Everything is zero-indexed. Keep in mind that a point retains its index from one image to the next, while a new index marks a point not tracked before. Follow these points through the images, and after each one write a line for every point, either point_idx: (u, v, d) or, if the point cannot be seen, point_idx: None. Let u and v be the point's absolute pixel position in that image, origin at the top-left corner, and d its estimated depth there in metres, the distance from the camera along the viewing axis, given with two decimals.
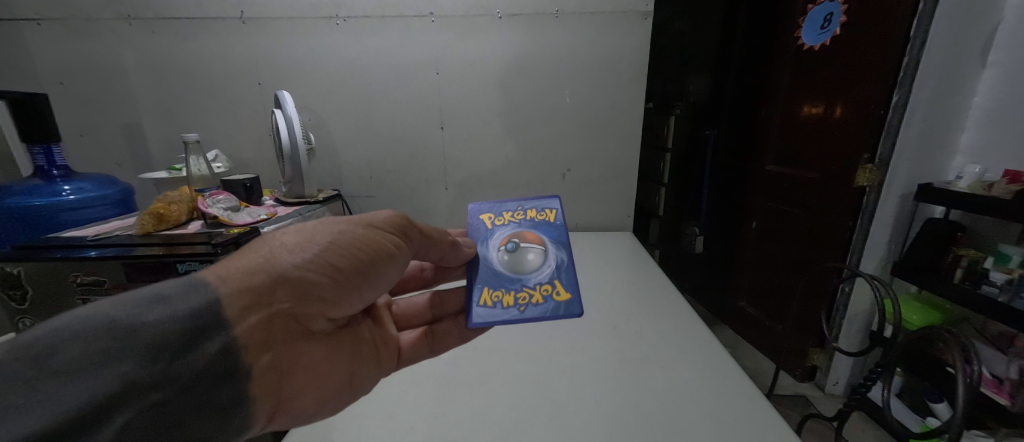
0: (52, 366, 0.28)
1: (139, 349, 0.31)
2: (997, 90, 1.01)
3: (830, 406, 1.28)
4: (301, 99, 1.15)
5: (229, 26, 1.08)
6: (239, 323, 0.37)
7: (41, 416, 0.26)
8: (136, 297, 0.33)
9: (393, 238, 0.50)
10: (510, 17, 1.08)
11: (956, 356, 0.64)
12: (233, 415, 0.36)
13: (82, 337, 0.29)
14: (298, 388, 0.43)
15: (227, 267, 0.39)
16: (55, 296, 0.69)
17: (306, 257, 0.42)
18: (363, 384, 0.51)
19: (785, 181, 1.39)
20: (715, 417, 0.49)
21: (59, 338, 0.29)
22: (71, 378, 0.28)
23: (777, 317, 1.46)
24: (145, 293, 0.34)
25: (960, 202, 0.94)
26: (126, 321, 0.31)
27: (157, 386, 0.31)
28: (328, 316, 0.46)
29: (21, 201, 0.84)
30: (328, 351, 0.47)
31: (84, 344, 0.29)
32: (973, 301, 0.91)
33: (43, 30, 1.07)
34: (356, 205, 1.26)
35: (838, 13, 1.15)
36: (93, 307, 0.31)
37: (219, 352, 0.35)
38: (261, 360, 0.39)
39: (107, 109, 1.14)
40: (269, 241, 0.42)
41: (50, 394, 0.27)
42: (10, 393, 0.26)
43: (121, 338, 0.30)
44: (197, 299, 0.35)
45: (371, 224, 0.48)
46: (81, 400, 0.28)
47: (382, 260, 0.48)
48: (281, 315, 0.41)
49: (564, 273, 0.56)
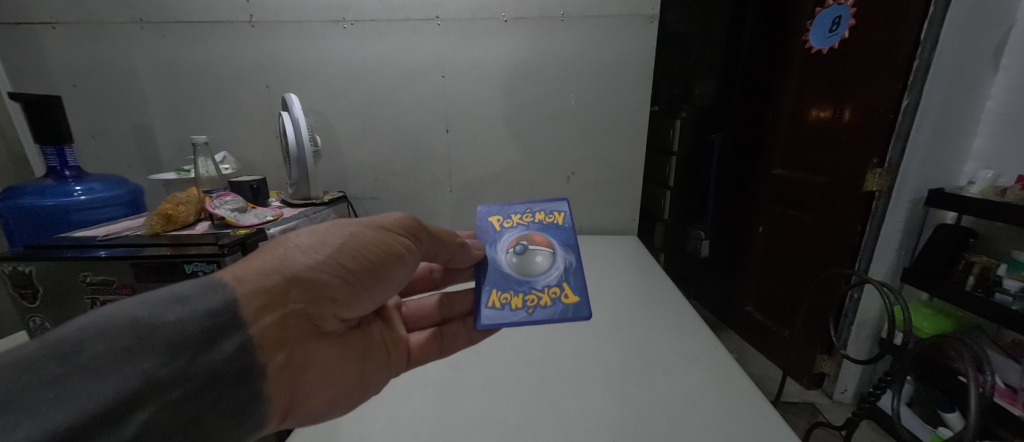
0: (79, 363, 0.28)
1: (161, 347, 0.31)
2: (1011, 94, 0.99)
3: (838, 414, 1.27)
4: (308, 102, 1.16)
5: (238, 29, 1.09)
6: (254, 322, 0.37)
7: (69, 412, 0.26)
8: (157, 297, 0.33)
9: (403, 240, 0.50)
10: (515, 20, 1.08)
11: (969, 365, 0.62)
12: (249, 414, 0.36)
13: (107, 335, 0.30)
14: (310, 387, 0.43)
15: (244, 267, 0.39)
16: (66, 296, 0.70)
17: (318, 258, 0.43)
18: (373, 384, 0.50)
19: (793, 185, 1.37)
20: (722, 426, 0.48)
21: (84, 336, 0.29)
22: (98, 375, 0.28)
23: (785, 324, 1.43)
24: (165, 292, 0.34)
25: (973, 208, 0.92)
26: (148, 320, 0.32)
27: (178, 383, 0.31)
28: (340, 317, 0.46)
29: (35, 201, 0.86)
30: (339, 351, 0.47)
31: (110, 343, 0.29)
32: (987, 309, 0.89)
33: (58, 34, 1.09)
34: (362, 207, 1.26)
35: (847, 16, 1.14)
36: (115, 306, 0.31)
37: (237, 350, 0.35)
38: (275, 359, 0.39)
39: (118, 111, 1.15)
40: (283, 242, 0.43)
41: (77, 390, 0.27)
42: (37, 390, 0.26)
43: (145, 336, 0.31)
44: (216, 299, 0.35)
45: (381, 226, 0.48)
46: (105, 396, 0.28)
47: (392, 261, 0.48)
48: (295, 316, 0.41)
49: (571, 276, 0.56)
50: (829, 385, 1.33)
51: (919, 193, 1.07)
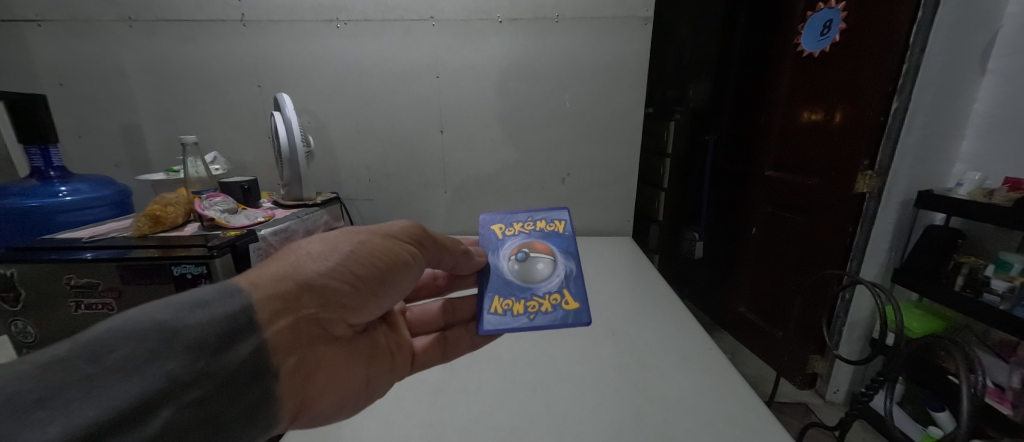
0: (106, 363, 0.28)
1: (185, 348, 0.30)
2: (996, 97, 1.01)
3: (830, 414, 1.27)
4: (300, 102, 1.14)
5: (229, 28, 1.08)
6: (268, 327, 0.36)
7: (97, 410, 0.26)
8: (178, 301, 0.33)
9: (409, 247, 0.49)
10: (510, 21, 1.08)
11: (960, 365, 0.63)
12: (261, 415, 0.35)
13: (132, 336, 0.29)
14: (319, 391, 0.42)
15: (257, 274, 0.39)
16: (48, 299, 0.68)
17: (330, 264, 0.42)
18: (379, 388, 0.50)
19: (784, 186, 1.38)
20: (715, 426, 0.48)
21: (112, 337, 0.29)
22: (123, 376, 0.28)
23: (777, 324, 1.45)
24: (185, 297, 0.33)
25: (962, 209, 0.94)
26: (171, 323, 0.31)
27: (199, 383, 0.30)
28: (349, 323, 0.45)
29: (18, 202, 0.84)
30: (348, 355, 0.46)
31: (136, 344, 0.29)
32: (973, 310, 0.90)
33: (44, 31, 1.07)
34: (355, 208, 1.25)
35: (837, 20, 1.15)
36: (140, 308, 0.31)
37: (252, 353, 0.34)
38: (287, 363, 0.38)
39: (106, 110, 1.13)
40: (295, 250, 0.43)
41: (105, 390, 0.27)
42: (67, 389, 0.26)
43: (168, 338, 0.30)
44: (233, 303, 0.35)
45: (388, 234, 0.48)
46: (131, 396, 0.27)
47: (398, 270, 0.48)
48: (307, 321, 0.40)
49: (572, 283, 0.55)
50: (821, 385, 1.34)
51: (909, 195, 1.08)
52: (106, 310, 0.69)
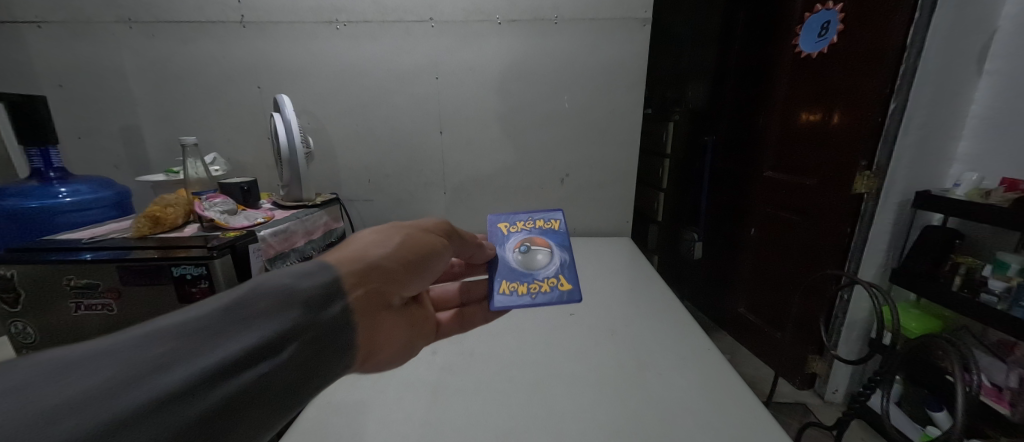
0: (234, 314, 0.28)
1: (300, 305, 0.31)
2: (993, 98, 1.01)
3: (829, 414, 1.27)
4: (299, 103, 1.15)
5: (229, 29, 1.08)
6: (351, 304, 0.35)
7: (227, 350, 0.26)
8: (292, 271, 0.34)
9: (442, 239, 0.49)
10: (509, 22, 1.09)
11: (957, 365, 0.63)
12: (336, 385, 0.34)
13: (258, 293, 0.30)
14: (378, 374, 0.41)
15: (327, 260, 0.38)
16: (48, 300, 0.68)
17: (389, 250, 0.42)
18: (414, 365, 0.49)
19: (783, 186, 1.39)
20: (713, 426, 0.49)
21: (242, 293, 0.30)
22: (249, 325, 0.28)
23: (776, 325, 1.45)
24: (295, 267, 0.34)
25: (960, 209, 0.94)
26: (289, 285, 0.32)
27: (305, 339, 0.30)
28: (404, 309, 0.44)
29: (18, 203, 0.84)
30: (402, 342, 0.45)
31: (261, 299, 0.30)
32: (972, 309, 0.91)
33: (44, 33, 1.07)
34: (355, 209, 1.25)
35: (835, 21, 1.16)
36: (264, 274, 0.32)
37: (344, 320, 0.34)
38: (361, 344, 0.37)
39: (106, 111, 1.13)
40: (351, 241, 0.41)
41: (231, 335, 0.27)
42: (202, 331, 0.26)
43: (287, 297, 0.31)
44: (322, 278, 0.34)
45: (424, 228, 0.48)
46: (256, 340, 0.27)
47: (434, 259, 0.47)
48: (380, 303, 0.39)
49: (567, 268, 0.56)
50: (820, 385, 1.34)
51: (907, 195, 1.09)
52: (106, 311, 0.69)
